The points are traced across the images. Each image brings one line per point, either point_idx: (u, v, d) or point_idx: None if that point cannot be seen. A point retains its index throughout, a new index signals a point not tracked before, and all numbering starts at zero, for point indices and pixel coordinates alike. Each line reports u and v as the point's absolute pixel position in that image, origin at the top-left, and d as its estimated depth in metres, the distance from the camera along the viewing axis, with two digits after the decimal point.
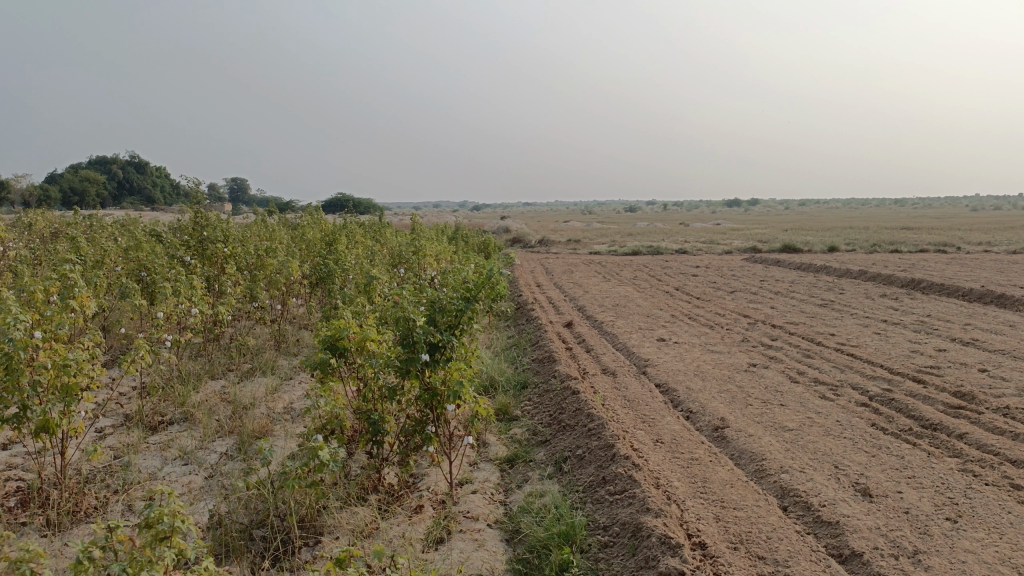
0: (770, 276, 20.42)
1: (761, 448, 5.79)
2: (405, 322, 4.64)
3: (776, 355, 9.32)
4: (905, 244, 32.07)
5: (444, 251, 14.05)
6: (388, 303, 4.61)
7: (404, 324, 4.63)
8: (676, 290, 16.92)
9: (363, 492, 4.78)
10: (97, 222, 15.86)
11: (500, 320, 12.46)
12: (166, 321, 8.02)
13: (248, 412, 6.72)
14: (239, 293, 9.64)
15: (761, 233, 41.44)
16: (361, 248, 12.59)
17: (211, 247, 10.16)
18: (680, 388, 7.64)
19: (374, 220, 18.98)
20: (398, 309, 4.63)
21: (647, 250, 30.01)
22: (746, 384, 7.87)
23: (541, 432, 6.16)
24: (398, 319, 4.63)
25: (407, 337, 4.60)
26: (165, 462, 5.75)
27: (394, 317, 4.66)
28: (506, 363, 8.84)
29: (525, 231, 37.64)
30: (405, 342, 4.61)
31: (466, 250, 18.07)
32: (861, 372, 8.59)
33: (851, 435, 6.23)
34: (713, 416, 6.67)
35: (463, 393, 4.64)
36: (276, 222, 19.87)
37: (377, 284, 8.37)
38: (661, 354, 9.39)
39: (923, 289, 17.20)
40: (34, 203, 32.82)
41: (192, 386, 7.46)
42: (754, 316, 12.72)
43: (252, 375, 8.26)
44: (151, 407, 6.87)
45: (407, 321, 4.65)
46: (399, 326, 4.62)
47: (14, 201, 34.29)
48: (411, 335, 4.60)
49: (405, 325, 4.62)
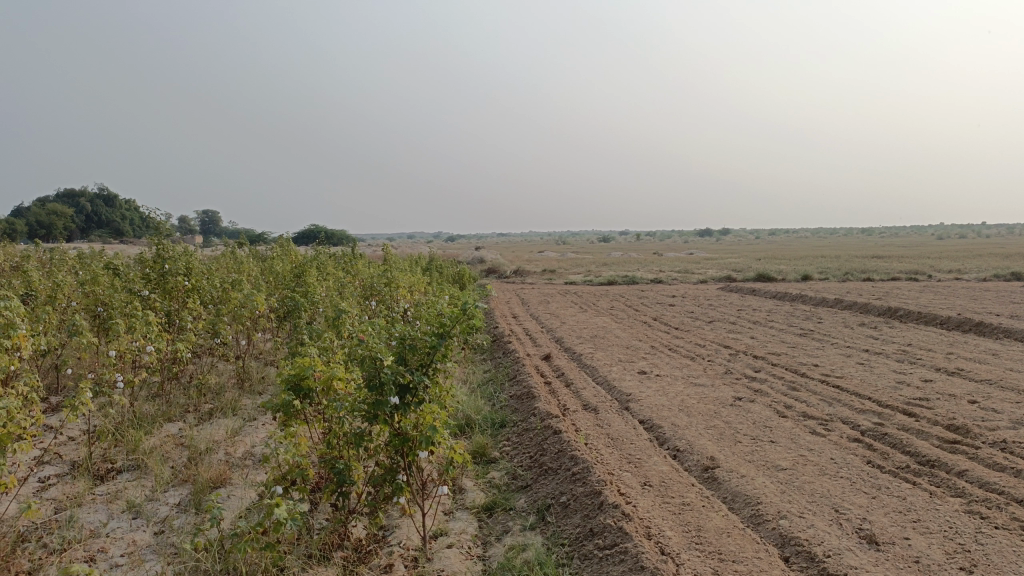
0: (748, 305, 20.27)
1: (755, 490, 5.45)
2: (371, 361, 4.23)
3: (761, 388, 9.01)
4: (877, 272, 32.25)
5: (417, 283, 13.67)
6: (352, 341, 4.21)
7: (370, 364, 4.22)
8: (654, 321, 16.64)
9: (327, 550, 4.36)
10: (58, 255, 15.27)
11: (476, 354, 12.06)
12: (119, 360, 7.55)
13: (206, 458, 6.26)
14: (201, 329, 9.16)
15: (734, 261, 41.55)
16: (331, 280, 12.15)
17: (171, 279, 9.69)
18: (665, 425, 7.28)
19: (347, 251, 18.58)
20: (363, 346, 4.23)
21: (623, 280, 29.81)
22: (733, 419, 7.53)
23: (521, 476, 5.76)
24: (362, 358, 4.21)
25: (374, 378, 4.18)
26: (110, 516, 5.26)
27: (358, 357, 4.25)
28: (483, 399, 8.44)
29: (500, 261, 37.38)
30: (370, 384, 4.18)
31: (440, 281, 17.68)
32: (849, 405, 8.31)
33: (848, 474, 5.91)
34: (702, 455, 6.32)
35: (437, 439, 4.24)
36: (247, 253, 19.36)
37: (346, 317, 7.95)
38: (643, 388, 9.04)
39: (901, 317, 17.10)
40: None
41: (146, 429, 6.97)
42: (736, 346, 12.45)
43: (212, 418, 7.79)
44: (100, 455, 6.39)
45: (373, 361, 4.24)
46: (364, 367, 4.20)
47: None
48: (377, 375, 4.19)
49: (371, 365, 4.21)
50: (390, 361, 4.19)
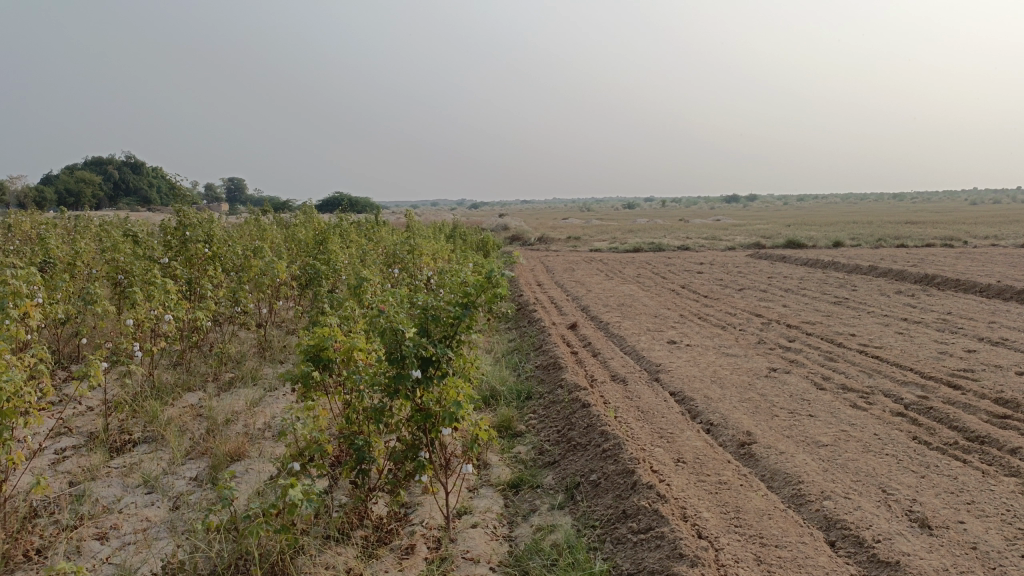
0: (778, 272, 19.79)
1: (795, 468, 5.17)
2: (390, 332, 3.95)
3: (797, 359, 8.67)
4: (910, 239, 31.41)
5: (441, 250, 13.41)
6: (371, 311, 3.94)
7: (389, 337, 3.94)
8: (682, 289, 16.27)
9: (347, 529, 4.17)
10: (81, 223, 15.19)
11: (500, 322, 11.81)
12: (137, 329, 7.39)
13: (225, 431, 6.09)
14: (221, 296, 8.98)
15: (762, 228, 40.83)
16: (353, 248, 11.92)
17: (190, 245, 9.48)
18: (697, 397, 7.01)
19: (370, 218, 18.36)
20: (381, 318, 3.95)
21: (649, 247, 29.34)
22: (769, 392, 7.23)
23: (549, 451, 5.52)
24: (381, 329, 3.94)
25: (393, 351, 3.91)
26: (126, 491, 5.10)
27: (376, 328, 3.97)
28: (508, 370, 8.21)
29: (524, 228, 37.01)
30: (390, 357, 3.91)
31: (464, 249, 17.38)
32: (890, 377, 7.95)
33: (893, 451, 5.60)
34: (738, 429, 6.03)
35: (461, 415, 4.00)
36: (270, 221, 19.20)
37: (367, 285, 7.72)
38: (673, 358, 8.75)
39: (938, 285, 16.55)
40: (28, 203, 32.19)
41: (165, 400, 6.82)
42: (768, 315, 12.07)
43: (233, 388, 7.63)
44: (118, 426, 6.25)
45: (392, 333, 3.96)
46: (383, 339, 3.93)
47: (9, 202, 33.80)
48: (397, 348, 3.91)
49: (390, 337, 3.94)
50: (411, 332, 3.91)
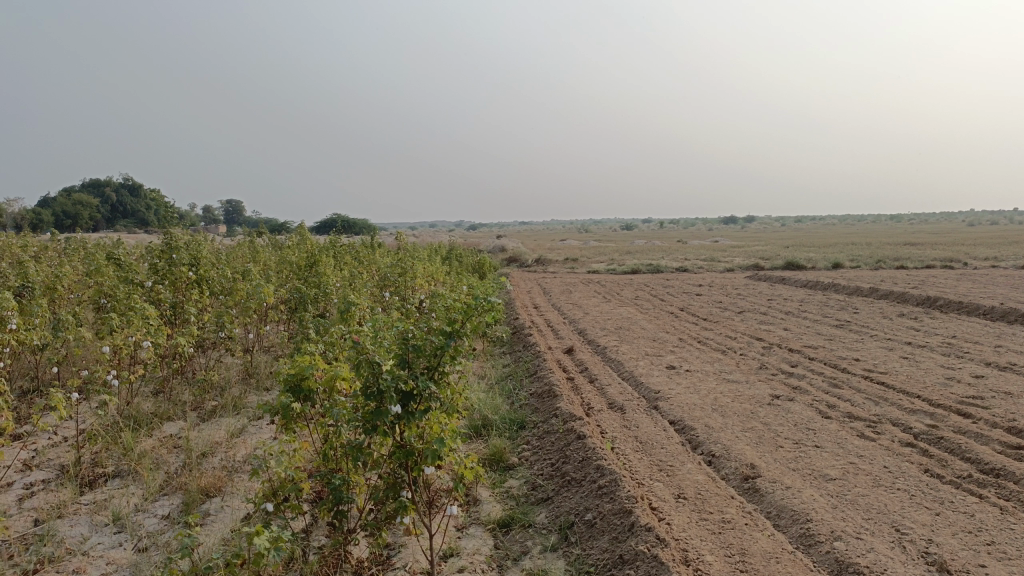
0: (778, 294, 19.54)
1: (802, 505, 4.88)
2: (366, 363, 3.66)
3: (800, 385, 8.39)
4: (909, 260, 31.23)
5: (435, 273, 13.15)
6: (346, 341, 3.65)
7: (365, 369, 3.64)
8: (680, 311, 16.01)
9: (324, 575, 3.88)
10: (70, 247, 14.93)
11: (495, 347, 11.52)
12: (115, 356, 7.11)
13: (203, 465, 5.80)
14: (206, 321, 8.70)
15: (760, 249, 40.67)
16: (344, 271, 11.65)
17: (174, 268, 9.21)
18: (698, 426, 6.72)
19: (366, 240, 18.12)
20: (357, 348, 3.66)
21: (646, 269, 29.12)
22: (772, 421, 6.95)
23: (541, 486, 5.23)
24: (358, 361, 3.65)
25: (369, 385, 3.61)
26: (93, 530, 4.80)
27: (352, 360, 3.68)
28: (501, 397, 7.92)
29: (521, 250, 36.83)
30: (366, 391, 3.61)
31: (459, 271, 17.14)
32: (897, 404, 7.67)
33: (905, 486, 5.32)
34: (741, 462, 5.75)
35: (445, 453, 3.71)
36: (265, 244, 18.96)
37: (355, 310, 7.46)
38: (673, 385, 8.47)
39: (940, 307, 16.29)
40: (24, 223, 31.97)
41: (142, 431, 6.53)
42: (769, 339, 11.80)
43: (216, 417, 7.34)
44: (91, 459, 5.96)
45: (369, 365, 3.67)
46: (359, 370, 3.63)
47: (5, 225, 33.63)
48: (373, 381, 3.61)
49: (367, 369, 3.64)
50: (388, 364, 3.62)
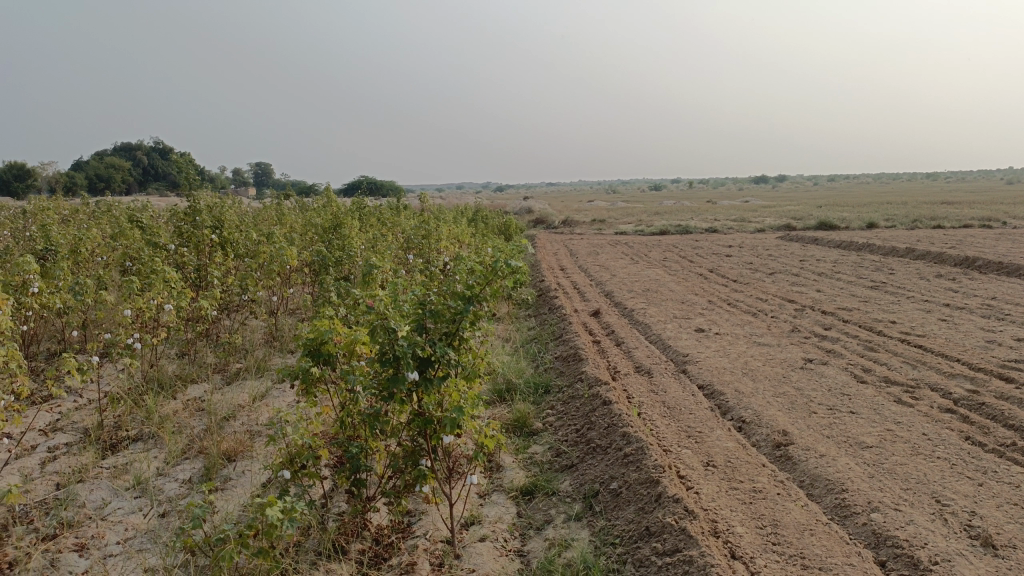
0: (811, 255, 19.11)
1: (837, 474, 4.71)
2: (380, 328, 3.49)
3: (834, 349, 8.15)
4: (946, 220, 30.36)
5: (460, 234, 12.99)
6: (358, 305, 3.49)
7: (380, 335, 3.47)
8: (710, 273, 15.71)
9: (343, 543, 3.79)
10: (98, 211, 14.97)
11: (520, 310, 11.38)
12: (137, 320, 7.06)
13: (225, 430, 5.75)
14: (229, 284, 8.64)
15: (791, 209, 39.89)
16: (368, 233, 11.53)
17: (197, 231, 9.14)
18: (728, 391, 6.54)
19: (391, 202, 17.95)
20: (371, 313, 3.49)
21: (675, 230, 28.70)
22: (804, 385, 6.74)
23: (566, 452, 5.10)
24: (373, 326, 3.48)
25: (385, 350, 3.44)
26: (113, 495, 4.77)
27: (366, 325, 3.51)
28: (526, 361, 7.79)
29: (548, 211, 36.51)
30: (381, 357, 3.45)
31: (485, 233, 16.94)
32: (936, 369, 7.40)
33: (945, 454, 5.11)
34: (773, 429, 5.57)
35: (464, 421, 3.57)
36: (291, 206, 18.90)
37: (377, 272, 7.33)
38: (702, 348, 8.26)
39: (980, 268, 15.78)
40: (59, 186, 32.29)
41: (164, 395, 6.51)
42: (801, 301, 11.51)
43: (238, 380, 7.30)
44: (114, 424, 5.94)
45: (385, 330, 3.49)
46: (374, 335, 3.46)
47: (41, 189, 34.05)
48: (388, 347, 3.44)
49: (382, 335, 3.47)
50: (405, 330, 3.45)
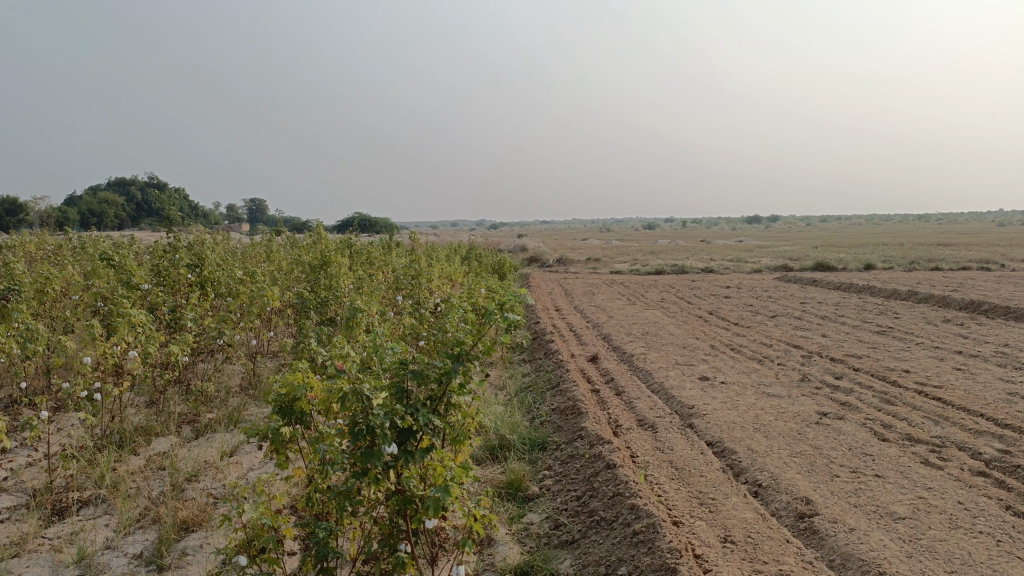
0: (812, 297, 18.67)
1: (871, 552, 4.18)
2: (351, 393, 2.97)
3: (849, 401, 7.64)
4: (944, 262, 30.10)
5: (454, 274, 12.50)
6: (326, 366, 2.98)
7: (351, 400, 2.96)
8: (710, 316, 15.22)
9: None
10: (79, 246, 14.46)
11: (514, 355, 10.85)
12: (100, 367, 6.51)
13: (187, 494, 5.19)
14: (206, 327, 8.12)
15: (786, 250, 39.69)
16: (356, 273, 11.03)
17: (173, 270, 8.63)
18: (739, 449, 6.02)
19: (384, 240, 17.50)
20: (340, 377, 2.97)
21: (671, 270, 28.31)
22: (822, 443, 6.23)
23: (565, 524, 4.56)
24: (342, 392, 2.96)
25: (356, 420, 2.92)
26: (52, 572, 4.20)
27: (335, 390, 2.99)
28: (521, 413, 7.26)
29: (542, 249, 36.17)
30: (352, 430, 2.92)
31: (478, 272, 16.48)
32: (961, 425, 6.89)
33: (987, 527, 4.58)
34: (793, 495, 5.05)
35: (450, 503, 3.04)
36: (282, 243, 18.44)
37: (361, 317, 6.83)
38: (708, 399, 7.75)
39: (986, 312, 15.36)
40: (51, 222, 31.80)
41: (125, 451, 5.95)
42: (808, 346, 11.03)
43: (209, 433, 6.74)
44: (65, 485, 5.37)
45: (357, 395, 2.98)
46: (343, 402, 2.94)
47: (33, 223, 33.56)
48: (360, 416, 2.92)
49: (353, 401, 2.95)
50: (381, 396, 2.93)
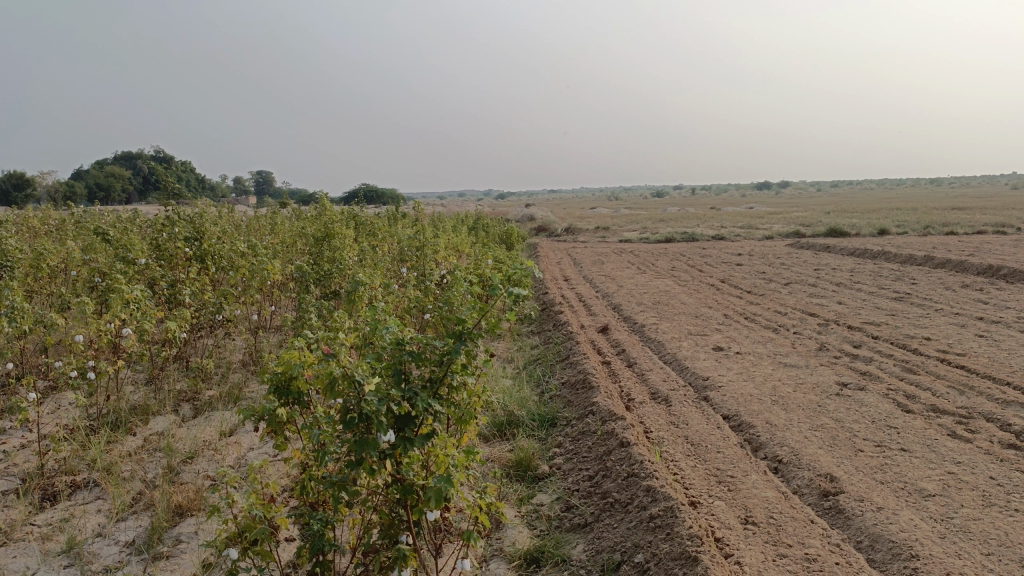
0: (825, 264, 18.34)
1: (901, 533, 3.95)
2: (341, 378, 2.75)
3: (869, 371, 7.38)
4: (960, 226, 29.59)
5: (461, 244, 12.23)
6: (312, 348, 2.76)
7: (340, 385, 2.73)
8: (722, 284, 14.93)
9: None
10: (81, 220, 14.26)
11: (522, 327, 10.61)
12: (95, 345, 6.29)
13: (184, 478, 4.99)
14: (206, 302, 7.90)
15: (797, 215, 39.22)
16: (361, 244, 10.78)
17: (170, 244, 8.41)
18: (757, 423, 5.78)
19: (390, 211, 17.22)
20: (329, 360, 2.74)
21: (681, 238, 27.94)
22: (844, 415, 5.98)
23: (577, 506, 4.35)
24: (331, 376, 2.74)
25: (347, 407, 2.69)
26: (41, 562, 4.01)
27: (324, 375, 2.76)
28: (530, 388, 7.03)
29: (550, 219, 35.78)
30: (342, 416, 2.69)
31: (486, 242, 16.22)
32: (988, 394, 6.61)
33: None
34: (815, 472, 4.81)
35: (452, 493, 2.82)
36: (288, 215, 18.21)
37: (362, 290, 6.57)
38: (722, 370, 7.51)
39: (1006, 276, 15.00)
40: (59, 199, 31.67)
41: (122, 432, 5.76)
42: (823, 314, 10.75)
43: (209, 411, 6.55)
44: (58, 469, 5.18)
45: (348, 379, 2.75)
46: (332, 387, 2.72)
47: (41, 198, 33.42)
48: (351, 402, 2.70)
49: (342, 386, 2.73)
50: (373, 380, 2.71)
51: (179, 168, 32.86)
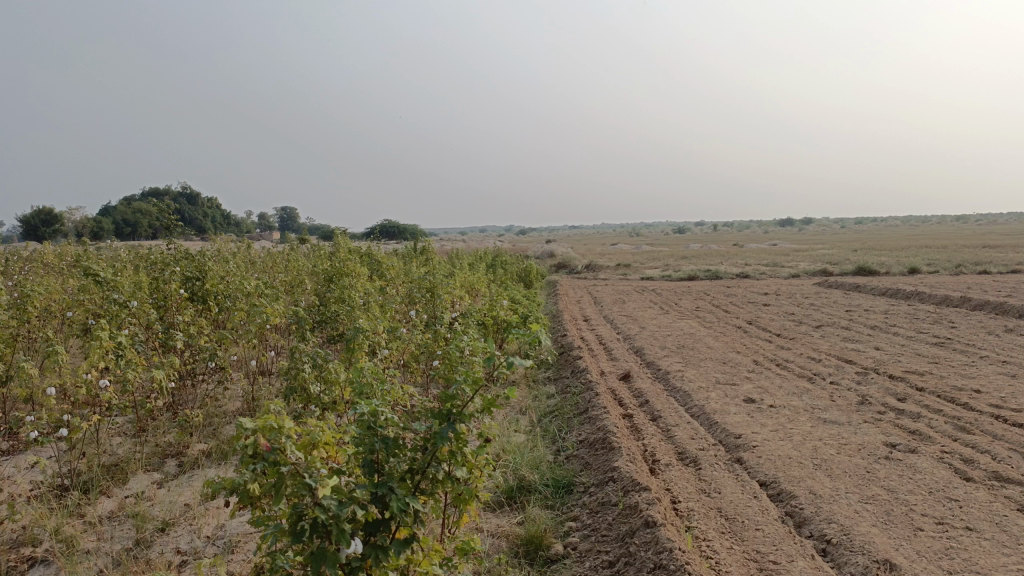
0: (857, 305, 17.57)
1: None
2: (289, 477, 2.29)
3: (919, 430, 6.68)
4: (993, 265, 28.63)
5: (476, 283, 11.68)
6: (255, 440, 2.31)
7: (290, 484, 2.26)
8: (750, 326, 14.24)
9: None
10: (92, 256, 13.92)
11: (539, 374, 9.99)
12: (73, 397, 5.78)
13: (151, 553, 4.43)
14: (201, 347, 7.40)
15: (824, 253, 38.43)
16: (370, 284, 10.28)
17: (166, 284, 7.94)
18: (800, 493, 5.12)
19: (407, 248, 16.76)
20: (277, 455, 2.25)
21: (705, 276, 27.28)
22: (897, 485, 5.31)
23: None
24: (279, 474, 2.28)
25: (299, 513, 2.20)
26: None
27: (272, 473, 2.30)
28: (544, 446, 6.42)
29: (570, 255, 35.29)
30: (293, 525, 2.18)
31: (504, 281, 15.69)
32: None
33: None
34: (872, 557, 4.16)
35: None
36: (305, 251, 17.82)
37: (361, 337, 6.02)
38: (756, 427, 6.84)
39: None
40: (84, 235, 31.84)
41: (92, 495, 5.21)
42: (861, 362, 10.04)
43: (193, 468, 6.00)
44: (15, 539, 4.64)
45: (298, 479, 2.29)
46: (279, 489, 2.26)
47: (66, 233, 33.61)
48: (305, 506, 2.21)
49: (294, 487, 2.27)
50: (329, 479, 2.21)
51: (204, 203, 32.90)
